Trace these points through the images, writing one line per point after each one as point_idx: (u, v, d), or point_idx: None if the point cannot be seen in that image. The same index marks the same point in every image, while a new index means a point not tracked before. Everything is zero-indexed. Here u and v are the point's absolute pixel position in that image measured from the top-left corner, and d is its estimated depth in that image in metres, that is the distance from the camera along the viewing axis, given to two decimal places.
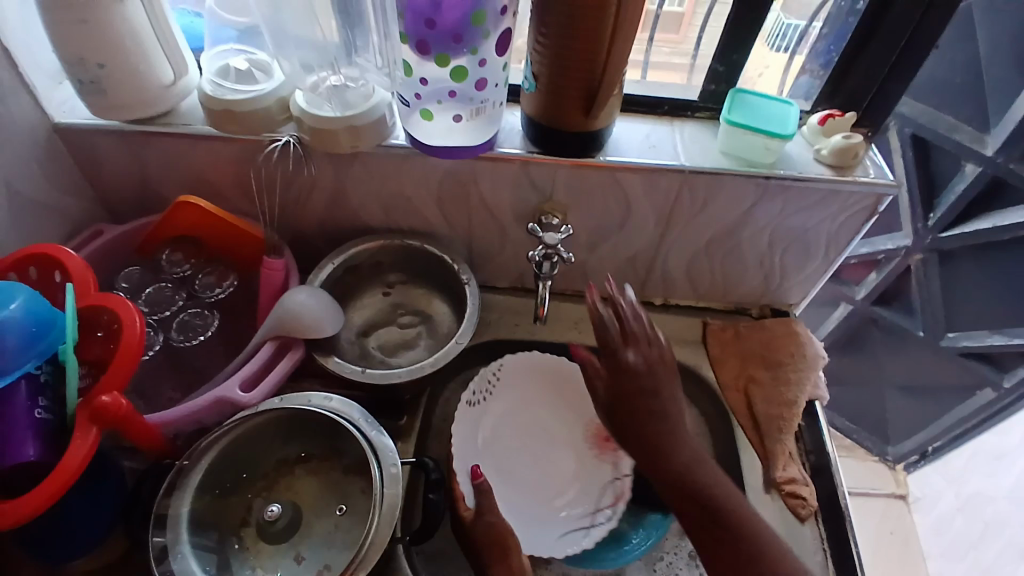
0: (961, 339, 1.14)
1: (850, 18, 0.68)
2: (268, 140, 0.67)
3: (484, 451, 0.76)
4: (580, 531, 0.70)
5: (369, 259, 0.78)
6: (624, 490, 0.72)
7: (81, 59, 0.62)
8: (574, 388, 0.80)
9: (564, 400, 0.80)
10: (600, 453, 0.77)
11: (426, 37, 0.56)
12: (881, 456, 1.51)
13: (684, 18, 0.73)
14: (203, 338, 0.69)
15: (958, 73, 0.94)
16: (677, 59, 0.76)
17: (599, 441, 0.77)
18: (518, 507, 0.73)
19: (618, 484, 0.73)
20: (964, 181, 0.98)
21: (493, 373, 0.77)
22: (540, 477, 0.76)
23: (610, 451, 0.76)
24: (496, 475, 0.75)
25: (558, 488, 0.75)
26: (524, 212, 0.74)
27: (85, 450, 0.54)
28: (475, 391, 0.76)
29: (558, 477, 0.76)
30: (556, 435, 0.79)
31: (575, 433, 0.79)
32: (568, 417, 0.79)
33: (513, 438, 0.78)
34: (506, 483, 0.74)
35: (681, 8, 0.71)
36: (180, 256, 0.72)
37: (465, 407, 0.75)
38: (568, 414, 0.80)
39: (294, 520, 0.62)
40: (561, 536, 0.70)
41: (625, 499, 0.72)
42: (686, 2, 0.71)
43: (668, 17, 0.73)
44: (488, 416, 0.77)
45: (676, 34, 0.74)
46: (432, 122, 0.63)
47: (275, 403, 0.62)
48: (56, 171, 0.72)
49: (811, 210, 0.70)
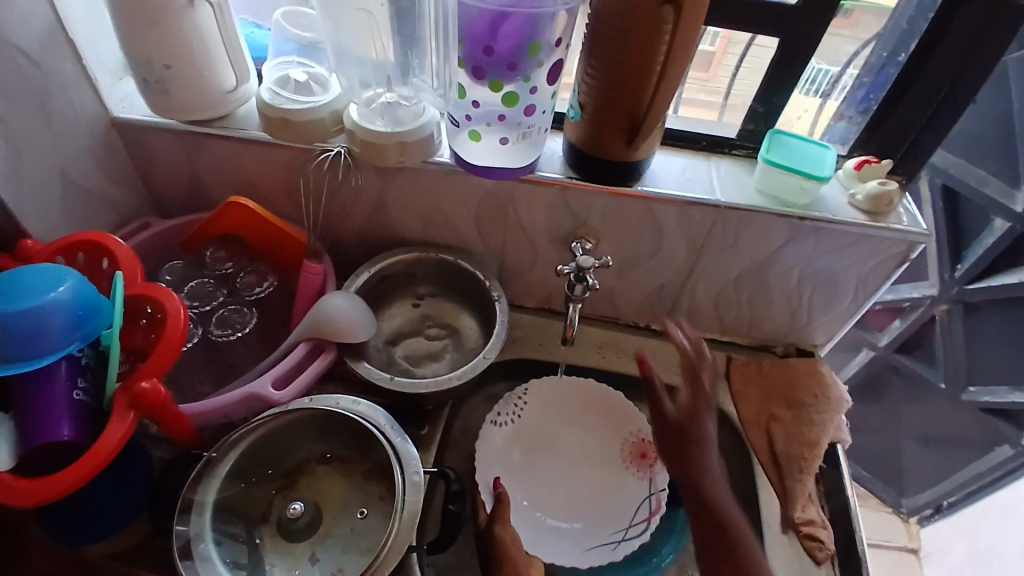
0: (983, 394, 1.14)
1: (890, 68, 0.70)
2: (320, 150, 0.70)
3: (513, 466, 0.77)
4: (610, 544, 0.71)
5: (403, 270, 0.80)
6: (658, 506, 0.73)
7: (148, 59, 0.65)
8: (610, 405, 0.80)
9: (602, 416, 0.80)
10: (637, 469, 0.77)
11: (482, 63, 0.59)
12: (895, 508, 1.48)
13: (715, 57, 0.73)
14: (239, 334, 0.71)
15: (991, 129, 0.95)
16: (710, 97, 0.77)
17: (636, 458, 0.78)
18: (549, 520, 0.74)
19: (654, 499, 0.74)
20: (993, 235, 0.99)
21: (518, 397, 0.80)
22: (573, 490, 0.76)
23: (647, 467, 0.77)
24: (528, 490, 0.76)
25: (592, 501, 0.76)
26: (558, 235, 0.75)
27: (122, 433, 0.56)
28: (500, 411, 0.78)
29: (594, 490, 0.76)
30: (594, 449, 0.79)
31: (612, 446, 0.79)
32: (606, 436, 0.80)
33: (544, 453, 0.79)
34: (537, 498, 0.75)
35: (712, 47, 0.72)
36: (223, 254, 0.74)
37: (491, 426, 0.77)
38: (605, 428, 0.80)
39: (315, 518, 0.63)
40: (591, 547, 0.71)
41: (659, 513, 0.72)
42: (718, 42, 0.72)
43: (701, 55, 0.73)
44: (518, 434, 0.79)
45: (706, 73, 0.75)
46: (479, 143, 0.65)
47: (304, 402, 0.63)
48: (111, 164, 0.75)
49: (841, 253, 0.71)
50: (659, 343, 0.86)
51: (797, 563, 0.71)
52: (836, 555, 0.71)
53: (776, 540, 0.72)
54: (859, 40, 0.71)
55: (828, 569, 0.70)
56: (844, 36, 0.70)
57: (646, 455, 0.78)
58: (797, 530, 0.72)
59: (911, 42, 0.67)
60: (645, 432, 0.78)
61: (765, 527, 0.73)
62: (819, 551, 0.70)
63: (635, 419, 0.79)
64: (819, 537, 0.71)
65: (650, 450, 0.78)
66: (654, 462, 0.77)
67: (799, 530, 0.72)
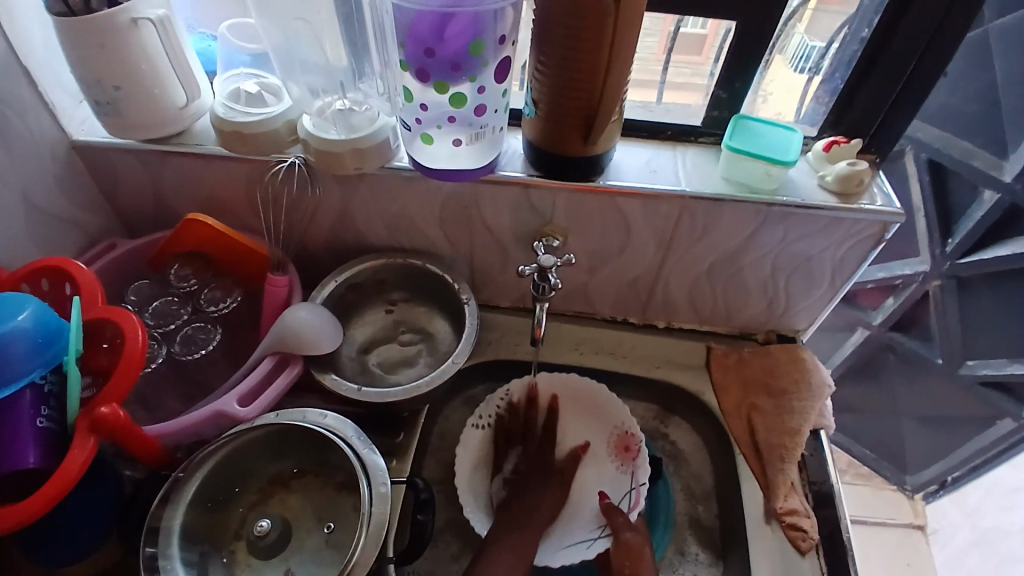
0: (981, 367, 1.11)
1: (855, 47, 0.68)
2: (275, 161, 0.69)
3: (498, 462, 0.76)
4: (585, 542, 0.71)
5: (372, 277, 0.79)
6: (637, 500, 0.72)
7: (98, 80, 0.64)
8: (594, 401, 0.79)
9: (588, 413, 0.79)
10: (621, 462, 0.76)
11: (427, 66, 0.57)
12: (899, 486, 1.46)
13: (706, 40, 0.70)
14: (204, 352, 0.71)
15: (974, 99, 0.92)
16: (697, 80, 0.73)
17: (621, 451, 0.76)
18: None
19: (633, 494, 0.73)
20: (983, 208, 0.96)
21: (499, 399, 0.77)
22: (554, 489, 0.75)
23: (631, 461, 0.75)
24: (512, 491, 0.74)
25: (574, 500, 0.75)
26: (524, 234, 0.74)
27: (85, 455, 0.56)
28: (481, 414, 0.77)
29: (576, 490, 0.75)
30: (578, 446, 0.78)
31: (597, 441, 0.78)
32: (590, 430, 0.78)
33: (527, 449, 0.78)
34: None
35: (704, 30, 0.69)
36: (187, 271, 0.74)
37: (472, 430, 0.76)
38: (590, 424, 0.79)
39: (284, 532, 0.63)
40: (565, 545, 0.70)
41: (636, 510, 0.71)
42: (709, 25, 0.68)
43: (690, 38, 0.70)
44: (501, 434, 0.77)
45: (699, 56, 0.72)
46: (433, 146, 0.64)
47: (270, 417, 0.63)
48: (74, 186, 0.74)
49: (815, 236, 0.69)
50: (637, 337, 0.85)
51: (780, 555, 0.70)
52: (821, 545, 0.70)
53: (759, 532, 0.71)
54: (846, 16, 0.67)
55: (813, 559, 0.69)
56: (835, 12, 0.67)
57: (630, 449, 0.76)
58: (780, 521, 0.71)
59: (875, 15, 0.64)
60: (629, 425, 0.76)
61: (747, 519, 0.72)
62: (802, 541, 0.69)
63: (619, 413, 0.77)
64: (802, 526, 0.70)
65: (633, 442, 0.76)
66: (637, 456, 0.75)
67: (782, 520, 0.71)
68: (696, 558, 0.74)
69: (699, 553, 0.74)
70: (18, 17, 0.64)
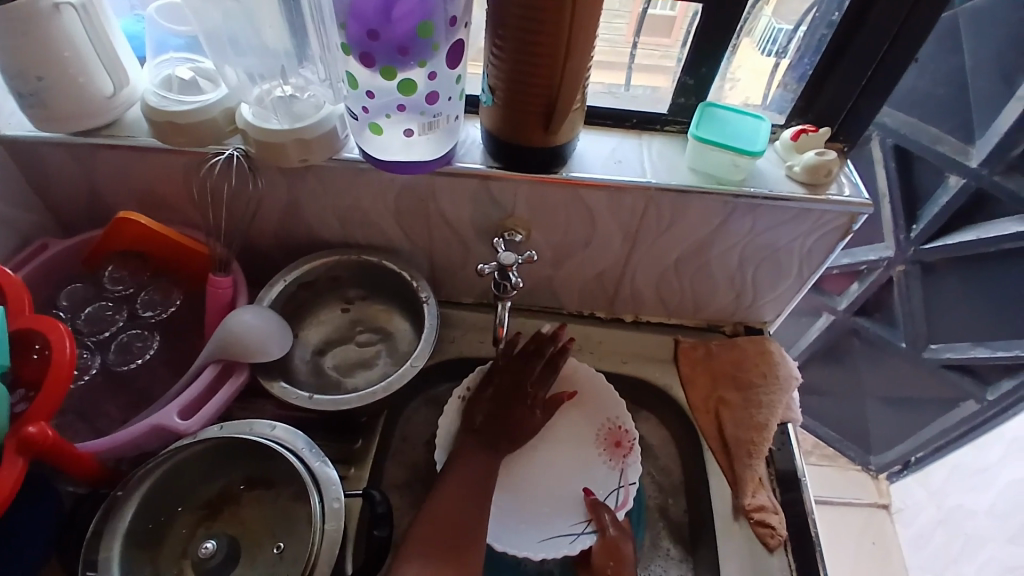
0: (944, 351, 1.12)
1: (825, 31, 0.65)
2: (213, 153, 0.64)
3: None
4: (568, 537, 0.67)
5: (326, 274, 0.75)
6: (625, 499, 0.70)
7: (18, 71, 0.58)
8: (589, 390, 0.77)
9: (580, 403, 0.77)
10: (610, 457, 0.73)
11: (371, 50, 0.53)
12: (863, 466, 1.49)
13: (675, 22, 0.67)
14: (141, 361, 0.67)
15: (941, 84, 0.91)
16: (665, 63, 0.70)
17: (610, 445, 0.74)
18: (511, 510, 0.70)
19: (621, 492, 0.70)
20: (948, 193, 0.96)
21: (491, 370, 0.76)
22: (538, 479, 0.73)
23: (621, 457, 0.73)
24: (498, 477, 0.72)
25: (558, 491, 0.72)
26: (486, 228, 0.71)
27: (16, 473, 0.52)
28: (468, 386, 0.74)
29: (561, 482, 0.72)
30: (567, 437, 0.76)
31: (586, 433, 0.75)
32: (580, 423, 0.76)
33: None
34: (501, 483, 0.72)
35: (672, 12, 0.66)
36: (123, 274, 0.69)
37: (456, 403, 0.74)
38: (581, 414, 0.76)
39: (232, 552, 0.59)
40: (547, 538, 0.67)
41: (624, 508, 0.69)
42: (678, 6, 0.65)
43: (657, 20, 0.67)
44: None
45: (667, 39, 0.68)
46: (383, 136, 0.60)
47: (215, 430, 0.59)
48: (2, 185, 0.68)
49: (783, 227, 0.67)
50: (605, 331, 0.83)
51: (749, 551, 0.69)
52: (789, 541, 0.69)
53: (727, 530, 0.70)
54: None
55: (781, 555, 0.68)
56: None
57: (621, 444, 0.74)
58: (748, 517, 0.70)
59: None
60: (623, 420, 0.74)
61: (715, 516, 0.71)
62: (771, 538, 0.68)
63: (613, 406, 0.75)
64: (770, 523, 0.69)
65: (626, 438, 0.74)
66: (628, 453, 0.73)
67: (750, 516, 0.70)
68: (667, 554, 0.71)
69: (671, 548, 0.71)
70: None
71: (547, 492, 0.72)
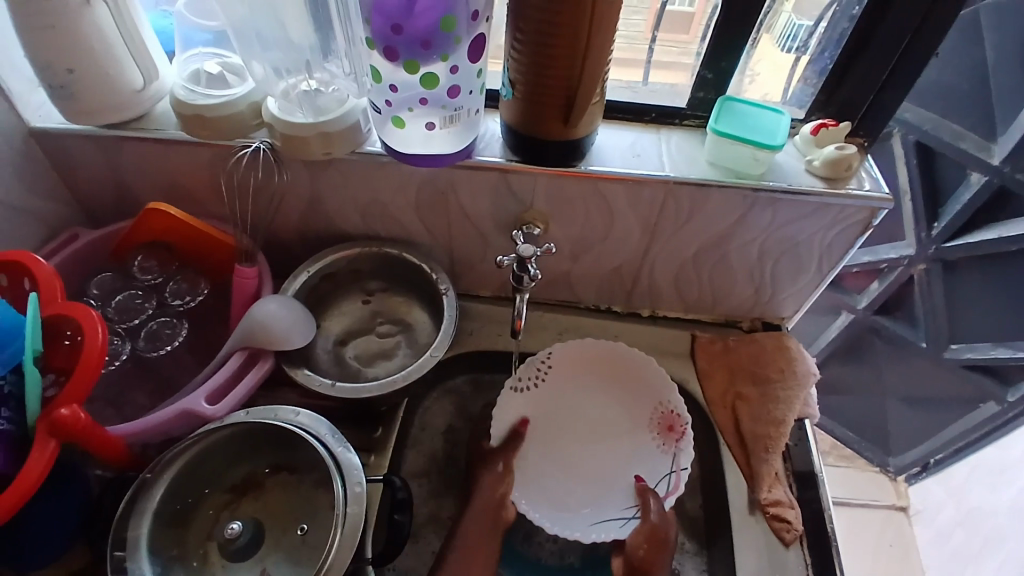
0: (965, 351, 1.11)
1: (845, 24, 0.65)
2: (239, 146, 0.65)
3: (539, 424, 0.76)
4: (619, 520, 0.68)
5: (347, 267, 0.76)
6: (676, 484, 0.69)
7: (50, 64, 0.60)
8: (640, 374, 0.77)
9: (631, 388, 0.77)
10: (663, 442, 0.73)
11: (394, 44, 0.54)
12: (881, 467, 1.47)
13: (694, 17, 0.67)
14: (169, 347, 0.69)
15: (965, 79, 0.90)
16: (685, 60, 0.71)
17: (664, 429, 0.74)
18: (561, 492, 0.71)
19: (673, 478, 0.70)
20: (970, 190, 0.95)
21: (540, 361, 0.77)
22: (594, 463, 0.74)
23: (673, 442, 0.73)
24: (549, 459, 0.74)
25: (610, 475, 0.73)
26: (505, 221, 0.71)
27: (43, 463, 0.53)
28: (519, 377, 0.76)
29: (616, 467, 0.73)
30: (618, 423, 0.77)
31: (638, 419, 0.76)
32: (632, 408, 0.77)
33: (567, 420, 0.77)
34: (553, 465, 0.73)
35: (692, 7, 0.66)
36: (152, 263, 0.71)
37: (510, 392, 0.75)
38: (633, 400, 0.77)
39: (256, 537, 0.61)
40: (596, 522, 0.68)
41: (674, 495, 0.68)
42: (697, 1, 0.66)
43: (676, 16, 0.67)
44: (543, 402, 0.77)
45: (685, 34, 0.69)
46: (405, 130, 0.61)
47: (240, 415, 0.60)
48: (33, 177, 0.70)
49: (803, 221, 0.67)
50: (622, 325, 0.83)
51: (765, 545, 0.69)
52: (806, 537, 0.69)
53: (744, 524, 0.70)
54: None
55: (797, 550, 0.69)
56: None
57: (673, 429, 0.73)
58: (764, 511, 0.70)
59: None
60: (675, 404, 0.73)
61: (731, 509, 0.71)
62: (786, 532, 0.69)
63: (663, 391, 0.75)
64: (787, 518, 0.69)
65: (678, 423, 0.73)
66: (680, 438, 0.72)
67: (766, 510, 0.70)
68: (681, 547, 0.71)
69: (685, 542, 0.71)
70: None
71: (601, 477, 0.73)
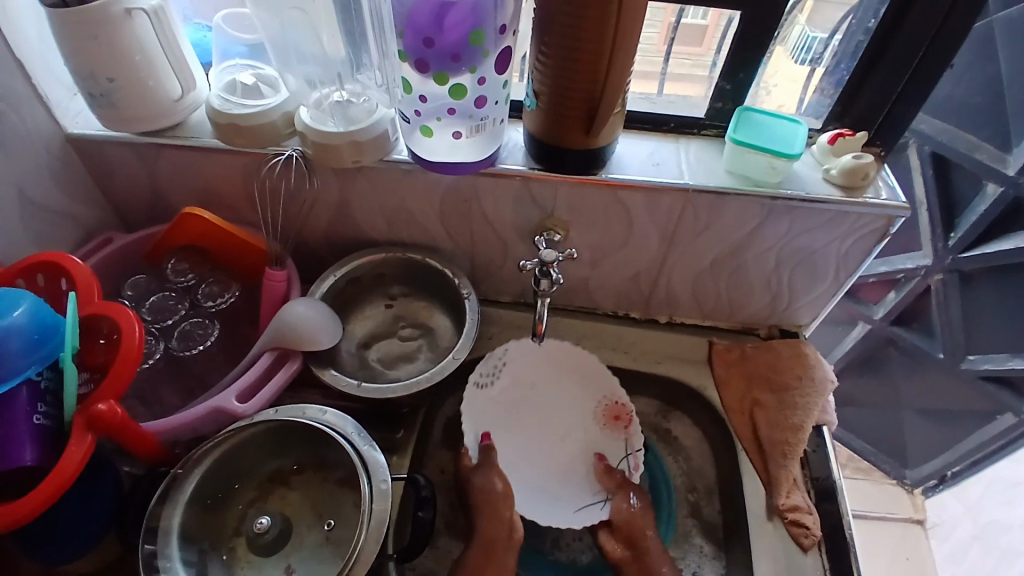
0: (982, 362, 1.10)
1: (861, 36, 0.67)
2: (272, 153, 0.68)
3: (498, 426, 0.76)
4: (597, 503, 0.71)
5: (372, 271, 0.78)
6: (637, 464, 0.73)
7: (91, 73, 0.63)
8: (587, 367, 0.78)
9: (581, 378, 0.79)
10: (612, 429, 0.76)
11: (426, 56, 0.56)
12: (898, 480, 1.46)
13: (707, 31, 0.69)
14: (201, 347, 0.71)
15: (978, 91, 0.91)
16: (697, 72, 0.73)
17: (611, 419, 0.76)
18: (535, 486, 0.73)
19: (632, 458, 0.74)
20: (986, 201, 0.95)
21: (500, 356, 0.77)
22: (555, 448, 0.76)
23: (622, 428, 0.76)
24: (515, 453, 0.75)
25: (573, 461, 0.75)
26: (525, 228, 0.73)
27: (82, 453, 0.54)
28: (482, 372, 0.77)
29: (574, 453, 0.76)
30: (573, 412, 0.78)
31: (589, 409, 0.78)
32: (582, 396, 0.78)
33: (526, 414, 0.78)
34: (518, 459, 0.74)
35: (704, 21, 0.68)
36: (185, 266, 0.74)
37: (473, 390, 0.76)
38: (582, 390, 0.78)
39: (284, 531, 0.63)
40: (579, 506, 0.71)
41: (639, 472, 0.73)
42: (710, 15, 0.67)
43: (690, 29, 0.69)
44: (502, 394, 0.77)
45: (698, 47, 0.71)
46: (433, 138, 0.63)
47: (269, 414, 0.62)
48: (70, 181, 0.72)
49: (820, 229, 0.68)
50: (639, 331, 0.84)
51: (783, 552, 0.70)
52: (823, 541, 0.69)
53: (762, 529, 0.71)
54: (846, 6, 0.66)
55: (815, 555, 0.69)
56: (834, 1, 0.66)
57: (621, 417, 0.76)
58: (782, 517, 0.71)
59: (882, 6, 0.63)
60: (620, 394, 0.77)
61: (749, 514, 0.72)
62: (805, 537, 0.69)
63: (609, 382, 0.77)
64: (805, 523, 0.69)
65: (624, 411, 0.76)
66: (630, 424, 0.76)
67: (784, 516, 0.70)
68: (700, 549, 0.72)
69: (703, 545, 0.73)
70: (18, 17, 0.62)
71: (566, 461, 0.75)
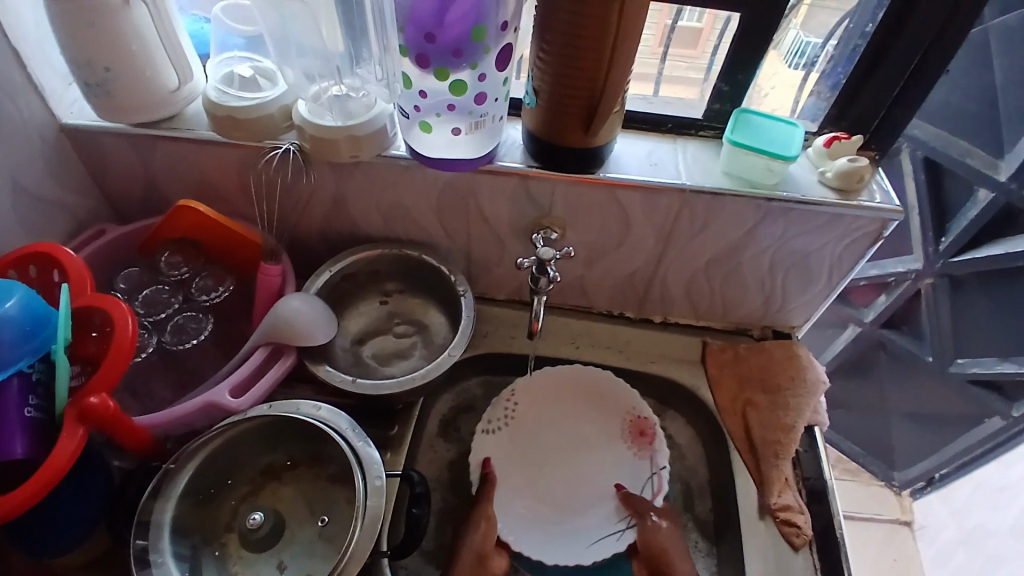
0: (971, 365, 1.11)
1: (859, 41, 0.67)
2: (269, 147, 0.68)
3: (518, 467, 0.77)
4: (613, 535, 0.72)
5: (366, 268, 0.78)
6: (660, 485, 0.74)
7: (88, 62, 0.62)
8: (600, 387, 0.80)
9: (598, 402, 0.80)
10: (637, 447, 0.77)
11: (427, 51, 0.56)
12: (887, 482, 1.47)
13: (701, 33, 0.70)
14: (195, 341, 0.71)
15: (971, 98, 0.92)
16: (692, 74, 0.73)
17: (636, 436, 0.78)
18: (551, 521, 0.73)
19: (655, 479, 0.75)
20: (976, 207, 0.97)
21: (505, 401, 0.79)
22: (577, 477, 0.77)
23: (647, 445, 0.77)
24: (533, 488, 0.76)
25: (593, 491, 0.76)
26: (522, 226, 0.73)
27: (72, 448, 0.53)
28: (490, 419, 0.78)
29: (595, 489, 0.76)
30: (592, 439, 0.79)
31: (610, 431, 0.79)
32: (603, 420, 0.79)
33: (542, 449, 0.78)
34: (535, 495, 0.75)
35: (698, 23, 0.68)
36: (178, 259, 0.73)
37: (483, 434, 0.77)
38: (603, 416, 0.80)
39: (277, 527, 0.63)
40: (592, 543, 0.72)
41: (661, 494, 0.73)
42: (704, 18, 0.68)
43: (684, 32, 0.70)
44: (514, 434, 0.78)
45: (693, 49, 0.71)
46: (432, 134, 0.63)
47: (263, 409, 0.62)
48: (64, 172, 0.72)
49: (813, 233, 0.69)
50: (633, 330, 0.85)
51: (774, 550, 0.70)
52: (815, 540, 0.70)
53: (753, 529, 0.72)
54: (840, 12, 0.67)
55: (806, 554, 0.69)
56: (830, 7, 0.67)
57: (645, 433, 0.77)
58: (773, 516, 0.71)
59: (879, 11, 0.64)
60: (640, 410, 0.78)
61: (740, 514, 0.73)
62: (796, 536, 0.69)
63: (628, 399, 0.79)
64: (796, 522, 0.70)
65: (648, 426, 0.77)
66: (653, 438, 0.77)
67: (777, 515, 0.71)
68: (695, 543, 0.74)
69: (697, 541, 0.75)
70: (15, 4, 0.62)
71: (588, 489, 0.76)
